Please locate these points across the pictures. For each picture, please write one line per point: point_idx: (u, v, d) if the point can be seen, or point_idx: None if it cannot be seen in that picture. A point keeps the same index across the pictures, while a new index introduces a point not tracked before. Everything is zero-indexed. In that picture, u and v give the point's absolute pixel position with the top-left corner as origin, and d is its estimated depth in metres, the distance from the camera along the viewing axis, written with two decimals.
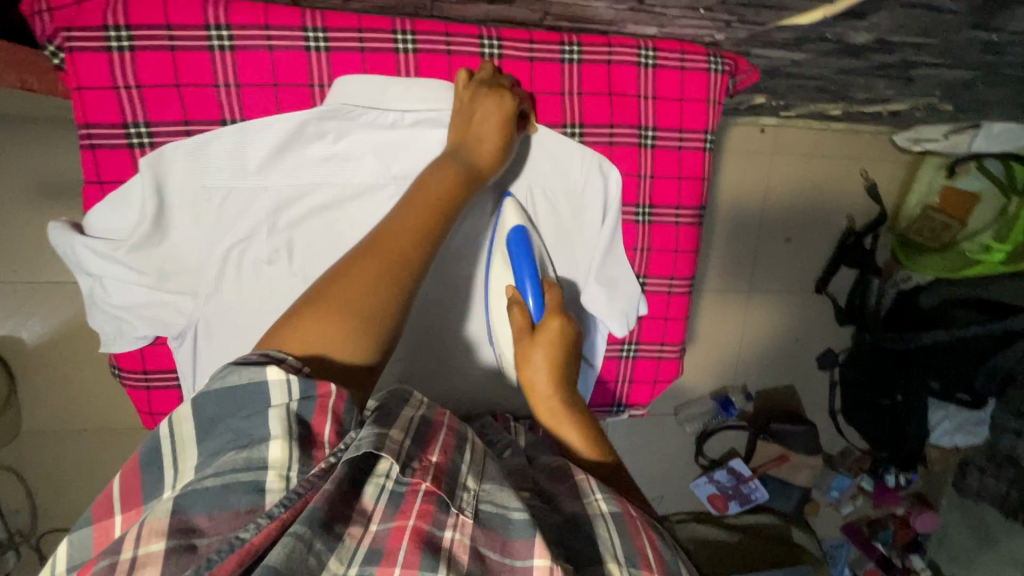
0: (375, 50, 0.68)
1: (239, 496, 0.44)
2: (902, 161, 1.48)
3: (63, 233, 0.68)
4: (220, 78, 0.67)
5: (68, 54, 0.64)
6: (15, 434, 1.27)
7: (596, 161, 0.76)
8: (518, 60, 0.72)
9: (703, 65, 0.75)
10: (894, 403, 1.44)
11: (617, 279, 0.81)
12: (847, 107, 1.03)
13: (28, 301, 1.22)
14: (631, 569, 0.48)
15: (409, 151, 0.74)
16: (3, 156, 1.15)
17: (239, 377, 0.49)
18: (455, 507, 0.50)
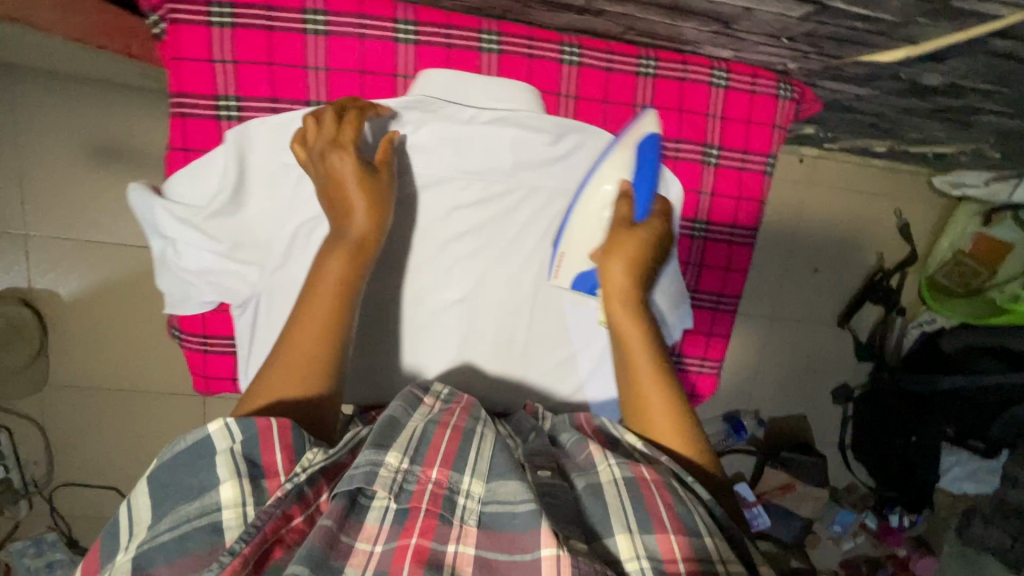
0: (460, 48, 0.74)
1: (200, 539, 0.49)
2: (935, 205, 1.50)
3: (145, 197, 0.72)
4: (311, 60, 0.72)
5: (172, 26, 0.69)
6: (42, 386, 1.29)
7: (661, 170, 0.76)
8: (594, 69, 0.76)
9: (772, 90, 0.77)
10: (907, 444, 1.44)
11: (670, 289, 0.78)
12: (896, 146, 1.04)
13: (65, 258, 1.23)
14: (642, 533, 0.52)
15: (480, 148, 0.75)
16: (65, 114, 1.18)
17: (186, 441, 0.53)
18: (459, 516, 0.54)
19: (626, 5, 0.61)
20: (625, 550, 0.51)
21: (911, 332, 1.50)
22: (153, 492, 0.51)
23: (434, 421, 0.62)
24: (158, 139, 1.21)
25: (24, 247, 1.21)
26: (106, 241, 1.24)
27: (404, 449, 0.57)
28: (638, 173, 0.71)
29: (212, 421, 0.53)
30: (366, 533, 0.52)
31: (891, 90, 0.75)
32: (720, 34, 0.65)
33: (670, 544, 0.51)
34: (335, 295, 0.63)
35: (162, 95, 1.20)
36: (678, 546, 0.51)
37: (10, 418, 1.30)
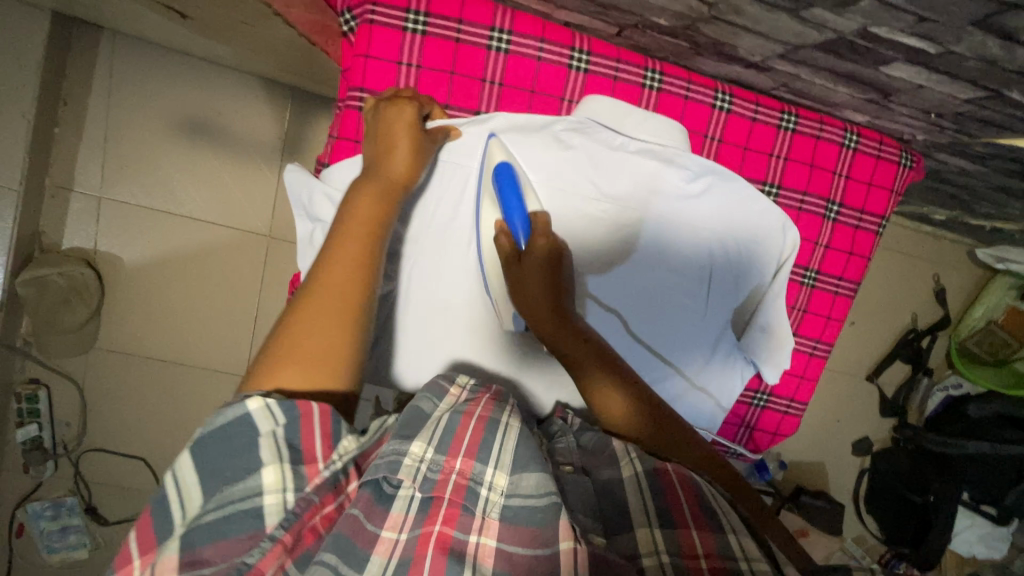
0: (625, 81, 0.74)
1: (240, 524, 0.41)
2: (971, 274, 1.56)
3: (308, 178, 0.71)
4: (488, 75, 0.73)
5: (367, 25, 0.69)
6: (87, 347, 1.28)
7: (781, 223, 0.75)
8: (743, 118, 0.76)
9: (895, 158, 0.80)
10: (924, 501, 1.43)
11: (773, 327, 0.78)
12: (958, 218, 1.10)
13: (136, 224, 1.25)
14: (667, 527, 0.48)
15: (625, 175, 0.73)
16: (161, 85, 1.20)
17: (224, 416, 0.44)
18: (482, 507, 0.46)
19: (799, 66, 0.67)
20: (642, 544, 0.47)
21: (935, 395, 1.53)
22: (199, 466, 0.43)
23: (460, 412, 0.53)
24: (244, 122, 1.24)
25: (96, 209, 1.23)
26: (178, 213, 1.25)
27: (430, 439, 0.49)
28: (505, 201, 0.67)
29: (252, 398, 0.45)
30: (392, 521, 0.45)
31: (1002, 168, 0.83)
32: (872, 102, 0.72)
33: (692, 540, 0.47)
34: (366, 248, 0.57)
35: (257, 80, 1.23)
36: (703, 543, 0.46)
37: (50, 375, 1.28)
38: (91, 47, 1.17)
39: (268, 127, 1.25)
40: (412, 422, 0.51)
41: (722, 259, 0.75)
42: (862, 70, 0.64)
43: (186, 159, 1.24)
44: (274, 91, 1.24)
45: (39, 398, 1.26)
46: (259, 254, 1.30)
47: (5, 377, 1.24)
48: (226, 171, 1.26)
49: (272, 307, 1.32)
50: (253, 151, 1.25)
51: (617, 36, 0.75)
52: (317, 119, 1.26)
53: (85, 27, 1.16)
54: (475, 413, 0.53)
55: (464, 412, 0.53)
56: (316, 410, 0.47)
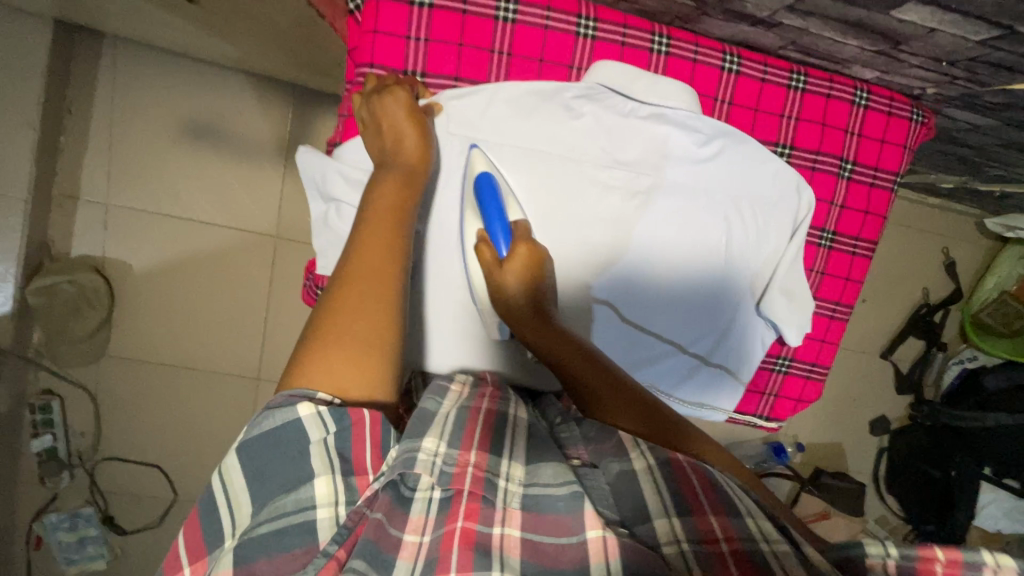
0: (633, 46, 0.74)
1: (295, 538, 0.41)
2: (981, 245, 1.55)
3: (322, 158, 0.70)
4: (497, 45, 0.72)
5: (375, 1, 0.69)
6: (100, 355, 1.28)
7: (794, 182, 0.75)
8: (752, 79, 0.76)
9: (906, 114, 0.79)
10: (945, 476, 1.44)
11: (795, 290, 0.77)
12: (967, 183, 1.09)
13: (144, 229, 1.25)
14: (683, 515, 0.45)
15: (636, 141, 0.74)
16: (163, 90, 1.21)
17: (274, 418, 0.44)
18: (501, 498, 0.45)
19: (807, 19, 0.67)
20: (662, 533, 0.44)
21: (951, 368, 1.50)
22: (250, 475, 0.43)
23: (466, 408, 0.53)
24: (246, 123, 1.24)
25: (104, 216, 1.24)
26: (184, 217, 1.26)
27: (440, 433, 0.47)
28: (487, 212, 0.67)
29: (303, 404, 0.45)
30: (413, 524, 0.44)
31: (1015, 121, 0.83)
32: (881, 55, 0.72)
33: (712, 526, 0.44)
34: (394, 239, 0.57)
35: (259, 80, 1.23)
36: (722, 527, 0.44)
37: (64, 386, 1.27)
38: (93, 54, 1.18)
39: (270, 127, 1.25)
40: (416, 421, 0.49)
41: (736, 224, 0.75)
42: (870, 17, 0.64)
43: (190, 163, 1.24)
44: (276, 91, 1.24)
45: (53, 409, 1.26)
46: (266, 255, 1.29)
47: (18, 388, 1.23)
48: (231, 173, 1.26)
49: (281, 307, 1.32)
50: (256, 151, 1.26)
51: (622, 3, 0.75)
52: (318, 116, 1.26)
53: (86, 36, 1.17)
54: (482, 407, 0.53)
55: (470, 407, 0.53)
56: (369, 418, 0.46)
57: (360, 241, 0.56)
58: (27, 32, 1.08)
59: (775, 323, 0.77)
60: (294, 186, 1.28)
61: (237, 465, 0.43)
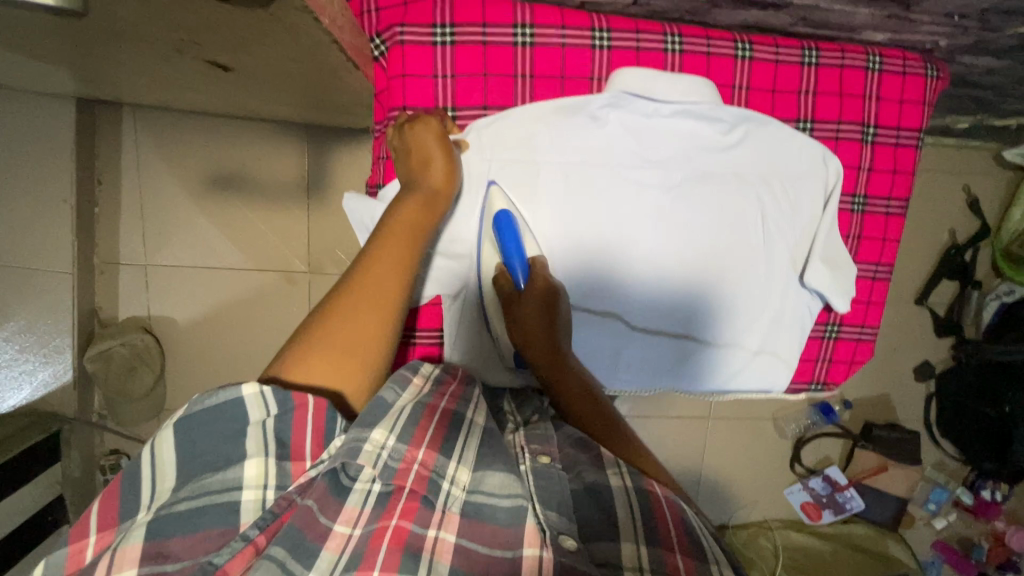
0: (648, 49, 0.75)
1: (215, 518, 0.44)
2: (1004, 178, 1.54)
3: (366, 201, 0.74)
4: (518, 69, 0.74)
5: (398, 46, 0.72)
6: (158, 411, 1.33)
7: (819, 155, 0.77)
8: (766, 63, 0.77)
9: (921, 70, 0.80)
10: (1001, 414, 1.41)
11: (835, 258, 0.80)
12: (983, 120, 1.09)
13: (184, 284, 1.30)
14: (649, 543, 0.50)
15: (665, 139, 0.77)
16: (184, 149, 1.26)
17: (218, 397, 0.47)
18: (442, 501, 0.51)
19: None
20: (627, 559, 0.49)
21: (989, 304, 1.50)
22: (183, 452, 0.46)
23: (423, 404, 0.57)
24: (267, 169, 1.28)
25: (145, 277, 1.29)
26: (219, 267, 1.30)
27: (391, 427, 0.52)
28: (505, 248, 0.74)
29: (247, 385, 0.48)
30: (346, 515, 0.49)
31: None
32: (892, 18, 0.74)
33: (677, 564, 0.49)
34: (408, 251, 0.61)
35: (271, 126, 1.26)
36: (686, 567, 0.49)
37: (127, 443, 1.32)
38: (115, 124, 1.23)
39: (289, 169, 1.28)
40: (370, 408, 0.52)
41: (771, 202, 0.78)
42: None
43: (217, 214, 1.29)
44: (289, 133, 1.27)
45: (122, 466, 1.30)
46: (302, 293, 1.33)
47: (87, 452, 1.29)
48: (259, 219, 1.30)
49: None
50: (279, 194, 1.29)
51: (632, 10, 0.77)
52: (334, 151, 1.29)
53: (104, 109, 1.21)
54: (439, 405, 0.58)
55: (427, 404, 0.57)
56: (313, 405, 0.49)
57: (377, 251, 0.60)
58: (52, 115, 1.13)
59: (821, 292, 0.79)
60: (319, 221, 1.31)
61: (172, 439, 0.46)
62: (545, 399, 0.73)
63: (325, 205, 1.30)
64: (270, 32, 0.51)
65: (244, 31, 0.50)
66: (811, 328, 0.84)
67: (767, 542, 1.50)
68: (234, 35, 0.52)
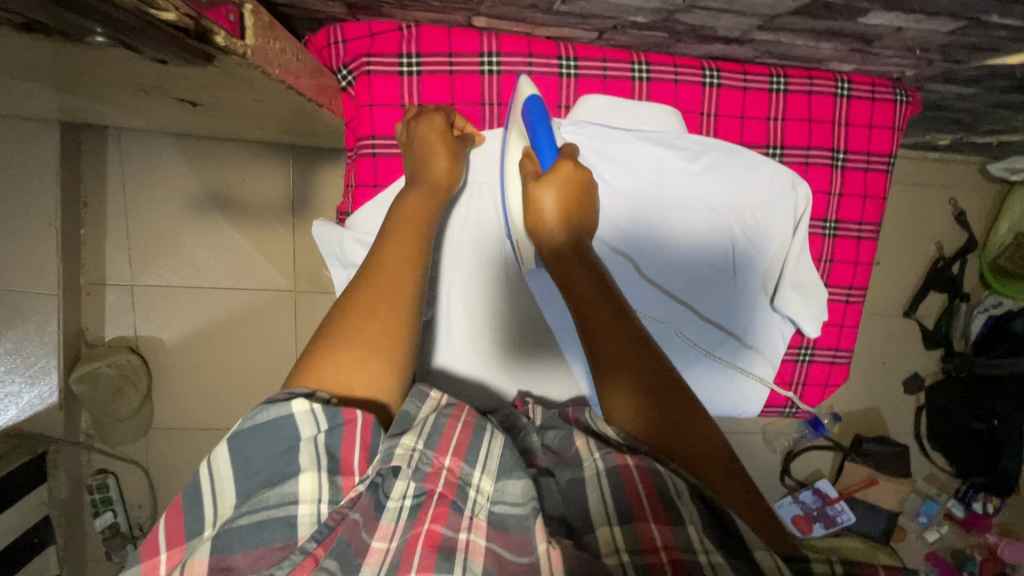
0: (615, 78, 0.76)
1: (273, 532, 0.42)
2: (991, 190, 1.54)
3: (334, 229, 0.73)
4: (486, 98, 0.75)
5: (366, 77, 0.72)
6: (145, 430, 1.33)
7: (790, 181, 0.77)
8: (733, 89, 0.77)
9: (890, 95, 0.80)
10: (989, 427, 1.42)
11: (805, 283, 0.80)
12: (963, 138, 1.10)
13: (169, 303, 1.30)
14: (622, 523, 0.48)
15: (630, 166, 0.76)
16: (168, 169, 1.26)
17: (268, 413, 0.45)
18: (471, 508, 0.48)
19: (778, 33, 0.68)
20: (602, 543, 0.47)
21: (977, 317, 1.49)
22: (237, 467, 0.44)
23: (446, 415, 0.54)
24: (252, 189, 1.28)
25: (131, 298, 1.29)
26: (203, 286, 1.31)
27: (420, 434, 0.50)
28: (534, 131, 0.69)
29: (296, 400, 0.45)
30: (382, 531, 0.46)
31: (1001, 85, 0.82)
32: (856, 52, 0.72)
33: (653, 535, 0.46)
34: (415, 243, 0.60)
35: (255, 145, 1.26)
36: (662, 535, 0.45)
37: (116, 463, 1.33)
38: (101, 145, 1.23)
39: (273, 188, 1.28)
40: (399, 421, 0.51)
41: (742, 229, 0.78)
42: (841, 25, 0.63)
43: (202, 233, 1.29)
44: (273, 152, 1.27)
45: (110, 486, 1.31)
46: (289, 309, 1.33)
47: (74, 472, 1.29)
48: (246, 238, 1.30)
49: None
50: (264, 214, 1.30)
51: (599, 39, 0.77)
52: (320, 171, 1.29)
53: (90, 131, 1.22)
54: (464, 416, 0.54)
55: (450, 415, 0.53)
56: (361, 420, 0.47)
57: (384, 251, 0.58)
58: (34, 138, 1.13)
59: (792, 318, 0.80)
60: (305, 239, 1.31)
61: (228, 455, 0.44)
62: (534, 411, 0.68)
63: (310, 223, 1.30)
64: (227, 79, 0.52)
65: (202, 79, 0.51)
66: (785, 353, 0.84)
67: None
68: (194, 82, 0.52)
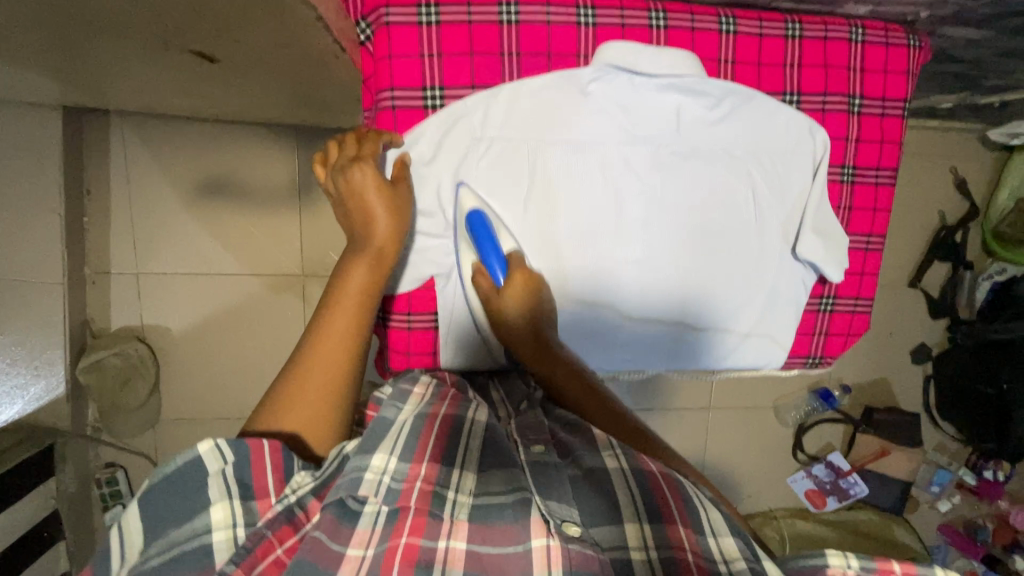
0: (633, 25, 0.75)
1: (191, 564, 0.48)
2: (991, 158, 1.55)
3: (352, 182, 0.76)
4: (505, 47, 0.73)
5: (385, 27, 0.70)
6: (154, 422, 1.31)
7: (807, 127, 0.78)
8: (750, 36, 0.77)
9: (904, 41, 0.80)
10: (999, 392, 1.42)
11: (827, 229, 0.81)
12: (966, 98, 1.11)
13: (176, 291, 1.29)
14: (651, 520, 0.56)
15: (650, 114, 0.78)
16: (171, 155, 1.25)
17: (173, 461, 0.52)
18: (449, 512, 0.55)
19: None
20: (631, 539, 0.55)
21: (981, 285, 1.50)
22: (146, 516, 0.50)
23: (421, 416, 0.64)
24: (256, 173, 1.27)
25: (136, 286, 1.28)
26: (209, 273, 1.29)
27: (390, 450, 0.58)
28: (481, 247, 0.75)
29: (202, 442, 0.53)
30: (358, 538, 0.52)
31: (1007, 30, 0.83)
32: None
33: (680, 535, 0.55)
34: (353, 312, 0.66)
35: (258, 128, 1.26)
36: (689, 539, 0.54)
37: (126, 457, 1.31)
38: (103, 133, 1.22)
39: (278, 170, 1.28)
40: (375, 432, 0.60)
41: (761, 177, 0.80)
42: None
43: (209, 220, 1.28)
44: (278, 135, 1.27)
45: (118, 480, 1.29)
46: (296, 295, 1.32)
47: (83, 467, 1.27)
48: (252, 223, 1.29)
49: None
50: (269, 198, 1.29)
51: None
52: (324, 152, 1.28)
53: (91, 118, 1.21)
54: (440, 414, 0.65)
55: (427, 415, 0.64)
56: (269, 446, 0.54)
57: (323, 316, 0.66)
58: (36, 123, 1.12)
59: (814, 264, 0.81)
60: (311, 223, 1.30)
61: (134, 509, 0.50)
62: (533, 386, 0.81)
63: (316, 206, 1.29)
64: None
65: None
66: (806, 303, 0.85)
67: (774, 532, 1.49)
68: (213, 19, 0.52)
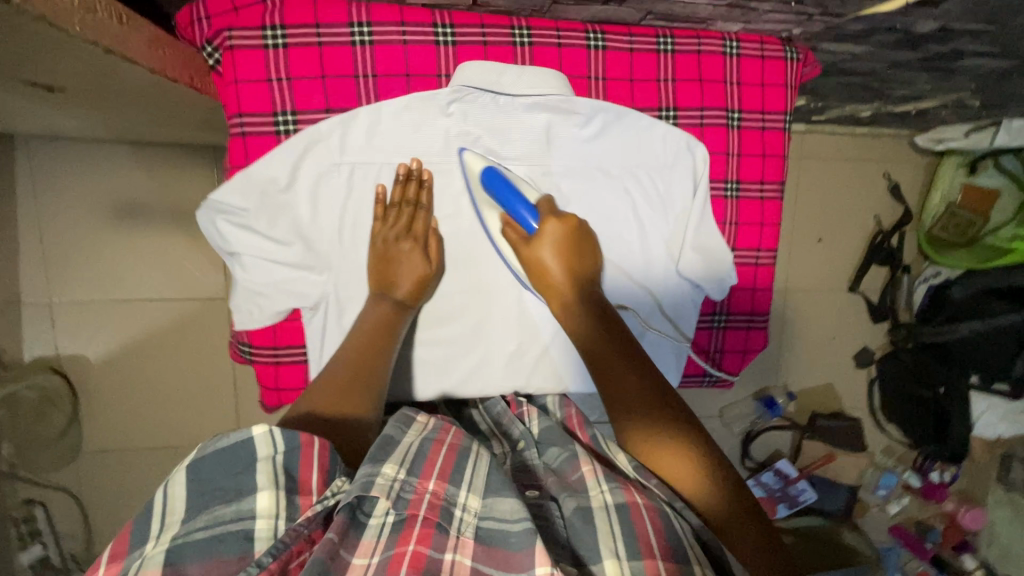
0: (495, 43, 0.75)
1: (231, 547, 0.47)
2: (924, 163, 1.57)
3: (207, 212, 0.74)
4: (359, 69, 0.73)
5: (229, 51, 0.70)
6: (75, 455, 1.26)
7: (684, 142, 0.78)
8: (619, 51, 0.77)
9: (780, 53, 0.80)
10: (936, 395, 1.46)
11: (707, 247, 0.82)
12: (882, 107, 1.12)
13: (95, 317, 1.24)
14: (631, 561, 0.52)
15: (518, 134, 0.78)
16: (84, 178, 1.21)
17: (228, 439, 0.50)
18: (456, 527, 0.54)
19: None
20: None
21: (918, 288, 1.52)
22: (195, 487, 0.49)
23: (429, 438, 0.60)
24: (174, 194, 1.24)
25: (49, 314, 1.22)
26: (128, 298, 1.25)
27: (402, 462, 0.56)
28: (501, 198, 0.74)
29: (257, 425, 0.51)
30: (363, 548, 0.51)
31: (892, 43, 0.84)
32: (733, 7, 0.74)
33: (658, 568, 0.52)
34: (382, 343, 0.71)
35: (174, 148, 1.22)
36: None
37: (44, 493, 1.25)
38: (8, 156, 1.17)
39: (197, 191, 1.24)
40: (383, 445, 0.57)
41: (636, 192, 0.80)
42: None
43: (127, 245, 1.24)
44: (194, 154, 1.23)
45: (37, 517, 1.23)
46: (222, 318, 1.28)
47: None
48: (171, 246, 1.25)
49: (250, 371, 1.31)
50: (189, 219, 1.25)
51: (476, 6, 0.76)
52: None
53: None
54: (446, 442, 0.61)
55: (436, 440, 0.61)
56: (318, 444, 0.53)
57: (359, 327, 0.73)
58: None
59: (695, 283, 0.82)
60: None
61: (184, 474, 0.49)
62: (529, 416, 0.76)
63: None
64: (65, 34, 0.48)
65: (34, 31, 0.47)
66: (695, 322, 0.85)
67: None
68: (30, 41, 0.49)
